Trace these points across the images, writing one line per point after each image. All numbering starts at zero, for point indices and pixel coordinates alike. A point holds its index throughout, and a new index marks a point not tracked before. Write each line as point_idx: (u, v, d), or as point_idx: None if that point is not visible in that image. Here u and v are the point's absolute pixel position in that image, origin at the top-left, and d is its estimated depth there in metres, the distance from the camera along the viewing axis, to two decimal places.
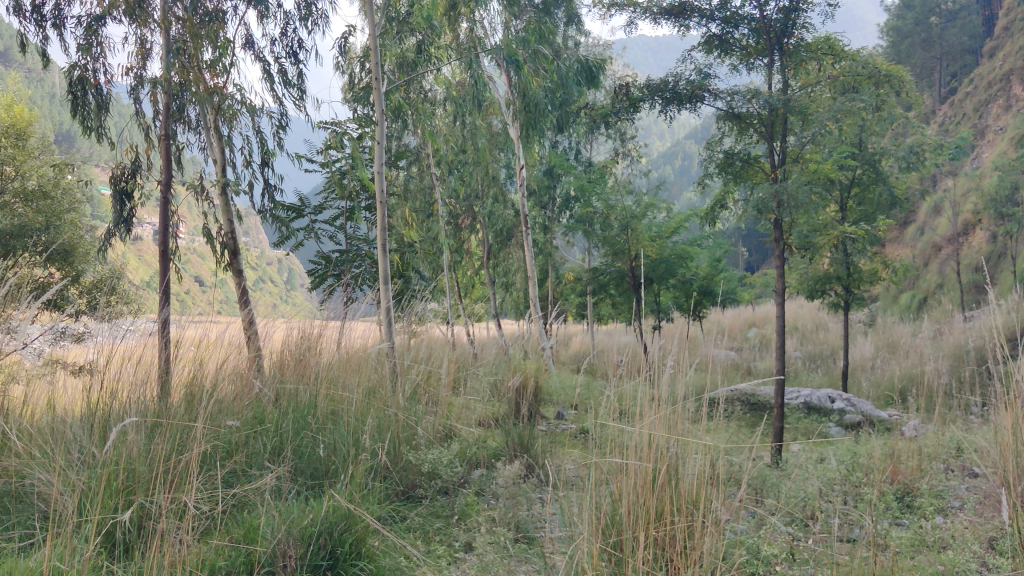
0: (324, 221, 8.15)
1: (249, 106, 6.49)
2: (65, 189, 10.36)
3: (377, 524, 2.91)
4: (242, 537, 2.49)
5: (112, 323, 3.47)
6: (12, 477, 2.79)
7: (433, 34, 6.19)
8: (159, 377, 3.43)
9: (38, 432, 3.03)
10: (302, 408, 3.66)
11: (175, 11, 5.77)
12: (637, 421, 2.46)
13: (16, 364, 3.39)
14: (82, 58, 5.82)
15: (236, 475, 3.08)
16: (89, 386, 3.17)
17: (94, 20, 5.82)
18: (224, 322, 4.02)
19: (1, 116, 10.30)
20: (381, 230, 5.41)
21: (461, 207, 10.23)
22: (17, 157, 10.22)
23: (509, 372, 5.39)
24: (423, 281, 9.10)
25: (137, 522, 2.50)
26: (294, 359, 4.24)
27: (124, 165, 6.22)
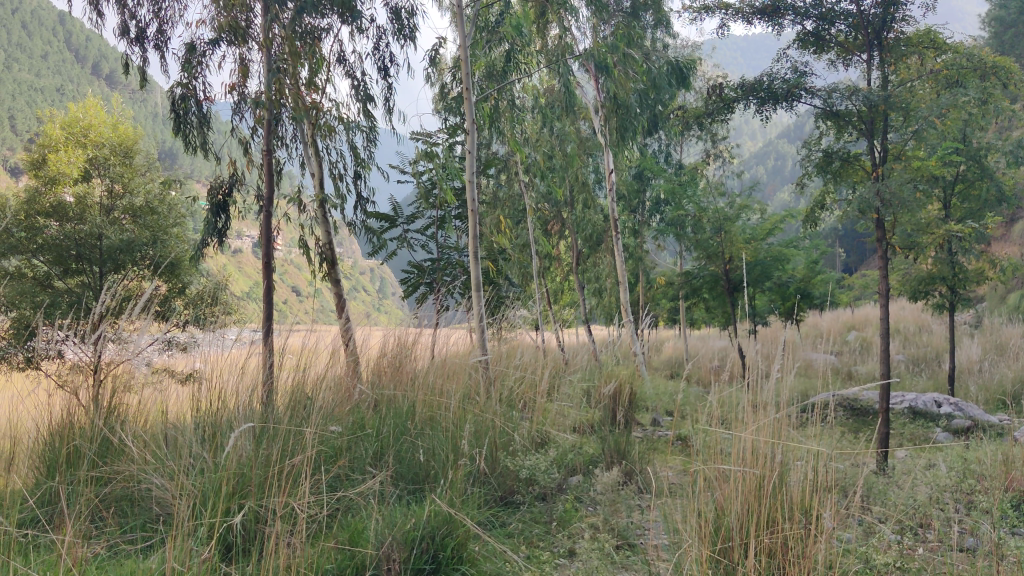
0: (416, 230, 8.26)
1: (343, 120, 6.65)
2: (171, 205, 10.62)
3: (478, 530, 2.93)
4: (348, 541, 2.54)
5: (216, 333, 3.60)
6: (130, 482, 2.91)
7: (522, 42, 6.22)
8: (263, 384, 3.55)
9: (152, 437, 3.17)
10: (401, 415, 3.72)
11: (275, 31, 5.97)
12: (740, 427, 2.42)
13: (127, 374, 3.54)
14: (185, 79, 6.06)
15: (339, 480, 3.15)
16: (198, 393, 3.30)
17: (197, 40, 6.06)
18: (321, 330, 4.12)
19: (107, 136, 10.67)
20: (474, 238, 5.47)
21: (551, 214, 10.25)
22: (125, 174, 10.51)
23: (603, 377, 5.37)
24: (514, 288, 9.13)
25: (249, 526, 2.58)
26: (390, 365, 4.31)
27: (224, 179, 6.45)
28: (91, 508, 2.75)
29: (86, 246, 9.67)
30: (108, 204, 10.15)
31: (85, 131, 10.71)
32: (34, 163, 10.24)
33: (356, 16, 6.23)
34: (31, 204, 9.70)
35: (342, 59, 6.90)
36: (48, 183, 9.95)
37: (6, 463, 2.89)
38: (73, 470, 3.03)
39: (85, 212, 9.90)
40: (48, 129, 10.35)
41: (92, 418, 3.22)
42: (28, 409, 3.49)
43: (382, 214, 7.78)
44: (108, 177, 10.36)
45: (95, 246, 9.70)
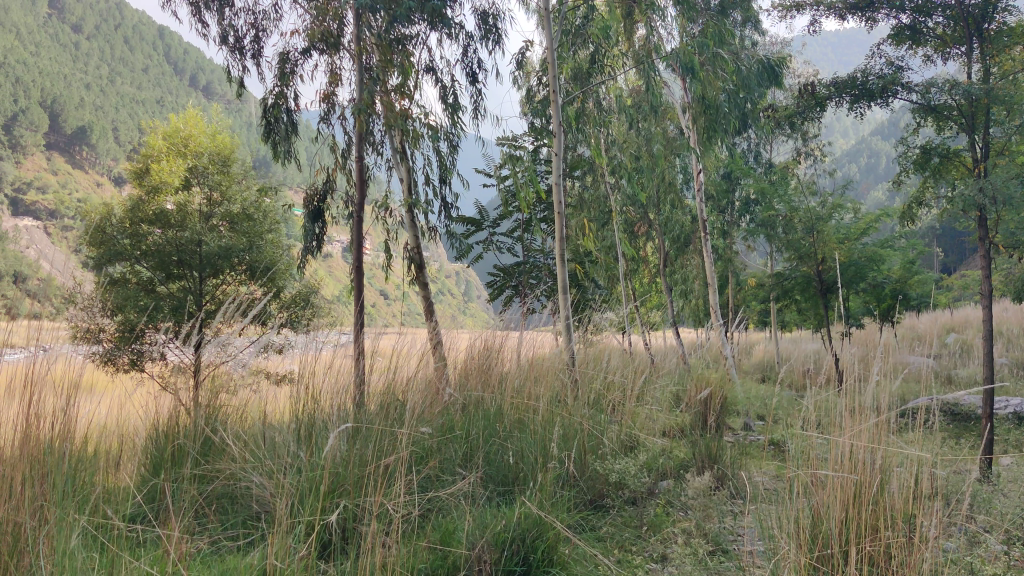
0: (502, 233, 8.30)
1: (431, 125, 6.74)
2: (266, 211, 10.85)
3: (568, 532, 2.93)
4: (440, 541, 2.57)
5: (310, 335, 3.69)
6: (229, 480, 3.01)
7: (609, 43, 6.18)
8: (355, 386, 3.62)
9: (251, 437, 3.27)
10: (490, 416, 3.75)
11: (366, 39, 6.12)
12: (836, 432, 2.37)
13: (224, 376, 3.66)
14: (279, 88, 6.26)
15: (430, 481, 3.18)
16: (294, 394, 3.39)
17: (289, 50, 6.24)
18: (409, 333, 4.19)
19: (205, 146, 10.98)
20: (560, 241, 5.48)
21: (638, 215, 10.19)
22: (222, 183, 10.77)
23: (692, 381, 5.30)
24: (602, 290, 9.10)
25: (344, 525, 2.64)
26: (478, 368, 4.35)
27: (317, 187, 6.63)
28: (193, 504, 2.85)
29: (186, 251, 9.91)
30: (207, 211, 10.41)
31: (185, 142, 11.17)
32: (138, 172, 10.64)
33: (445, 23, 6.32)
34: (136, 213, 10.02)
35: (431, 65, 7.00)
36: (151, 192, 10.28)
37: (115, 460, 3.01)
38: (178, 467, 3.14)
39: (185, 220, 10.17)
40: (150, 140, 10.78)
41: (194, 417, 3.33)
42: (135, 410, 3.62)
43: (467, 218, 7.86)
44: (207, 185, 10.60)
45: (195, 252, 9.95)
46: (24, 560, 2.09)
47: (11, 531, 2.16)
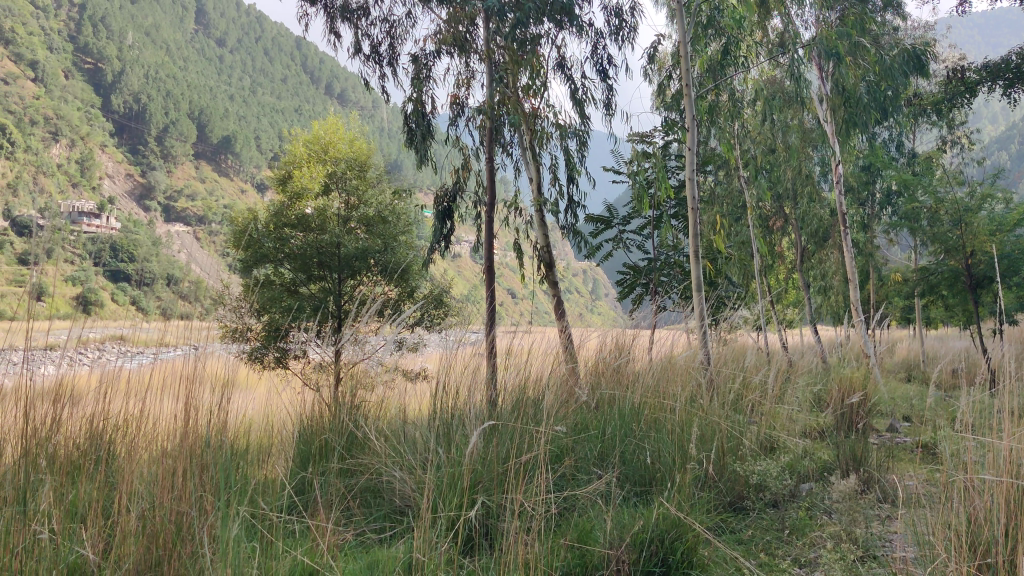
0: (632, 231, 8.23)
1: (560, 124, 6.78)
2: (401, 213, 10.91)
3: (707, 535, 2.88)
4: (578, 541, 2.59)
5: (446, 334, 3.77)
6: (371, 474, 3.10)
7: (743, 34, 6.05)
8: (492, 384, 3.67)
9: (392, 434, 3.36)
10: (625, 416, 3.74)
11: (497, 40, 6.32)
12: (998, 433, 2.26)
13: (364, 374, 3.79)
14: (415, 94, 6.50)
15: (566, 480, 3.20)
16: (434, 390, 3.47)
17: (425, 55, 6.47)
18: (539, 333, 4.22)
19: (345, 151, 11.03)
20: (695, 236, 5.39)
21: (773, 209, 9.94)
22: (360, 187, 10.82)
23: (834, 382, 5.13)
24: (736, 286, 8.91)
25: (483, 522, 2.69)
26: (610, 367, 4.34)
27: (447, 188, 6.85)
28: (338, 497, 2.95)
29: (326, 253, 10.13)
30: (345, 214, 10.53)
31: (327, 148, 11.15)
32: (282, 179, 10.98)
33: (575, 21, 6.35)
34: (279, 218, 10.39)
35: (560, 63, 7.04)
36: (294, 198, 10.64)
37: (266, 453, 3.14)
38: (324, 462, 3.26)
39: (325, 223, 10.40)
40: (292, 147, 11.11)
41: (338, 413, 3.45)
42: (281, 406, 3.76)
43: (596, 216, 7.85)
44: (345, 190, 10.76)
45: (334, 253, 10.15)
46: (187, 548, 2.18)
47: (174, 521, 2.25)
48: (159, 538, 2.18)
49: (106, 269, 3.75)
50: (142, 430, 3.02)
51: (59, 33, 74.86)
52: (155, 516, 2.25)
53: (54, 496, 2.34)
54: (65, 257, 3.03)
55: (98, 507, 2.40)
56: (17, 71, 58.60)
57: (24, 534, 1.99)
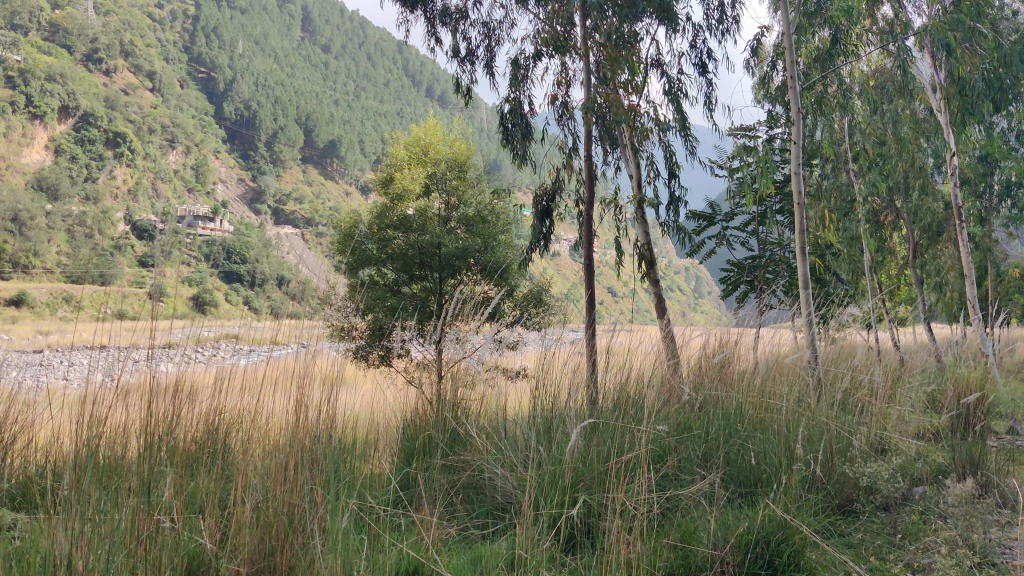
0: (736, 228, 8.09)
1: (660, 120, 6.74)
2: (501, 213, 10.89)
3: (815, 538, 2.82)
4: (681, 540, 2.57)
5: (547, 333, 3.79)
6: (473, 471, 3.14)
7: (850, 24, 5.89)
8: (592, 382, 3.68)
9: (494, 431, 3.40)
10: (729, 415, 3.69)
11: (594, 37, 6.36)
12: None
13: (466, 372, 3.84)
14: (512, 94, 6.66)
15: (669, 480, 3.17)
16: (535, 387, 3.50)
17: (522, 56, 6.56)
18: (641, 331, 4.20)
19: (444, 152, 11.00)
20: (802, 232, 5.26)
21: (883, 203, 9.62)
22: (460, 187, 10.81)
23: (950, 382, 4.93)
24: (844, 283, 8.65)
25: (585, 519, 2.70)
26: (714, 366, 4.30)
27: (547, 186, 7.02)
28: (442, 492, 3.00)
29: (427, 254, 10.28)
30: (445, 214, 10.65)
31: (427, 150, 11.23)
32: (384, 182, 11.12)
33: (673, 16, 6.31)
34: (381, 220, 10.56)
35: (659, 59, 7.00)
36: (396, 200, 10.77)
37: (372, 448, 3.21)
38: (428, 458, 3.31)
39: (426, 224, 10.53)
40: (393, 151, 11.11)
41: (441, 410, 3.51)
42: (386, 403, 3.85)
43: (698, 212, 7.76)
44: (445, 191, 10.82)
45: (435, 253, 10.29)
46: (299, 539, 2.26)
47: (286, 512, 2.34)
48: (272, 529, 2.27)
49: (221, 271, 3.91)
50: (256, 425, 3.13)
51: (175, 45, 78.18)
52: (268, 508, 2.34)
53: (175, 484, 2.44)
54: (184, 258, 3.20)
55: (216, 497, 2.49)
56: (137, 82, 61.50)
57: (149, 520, 2.10)
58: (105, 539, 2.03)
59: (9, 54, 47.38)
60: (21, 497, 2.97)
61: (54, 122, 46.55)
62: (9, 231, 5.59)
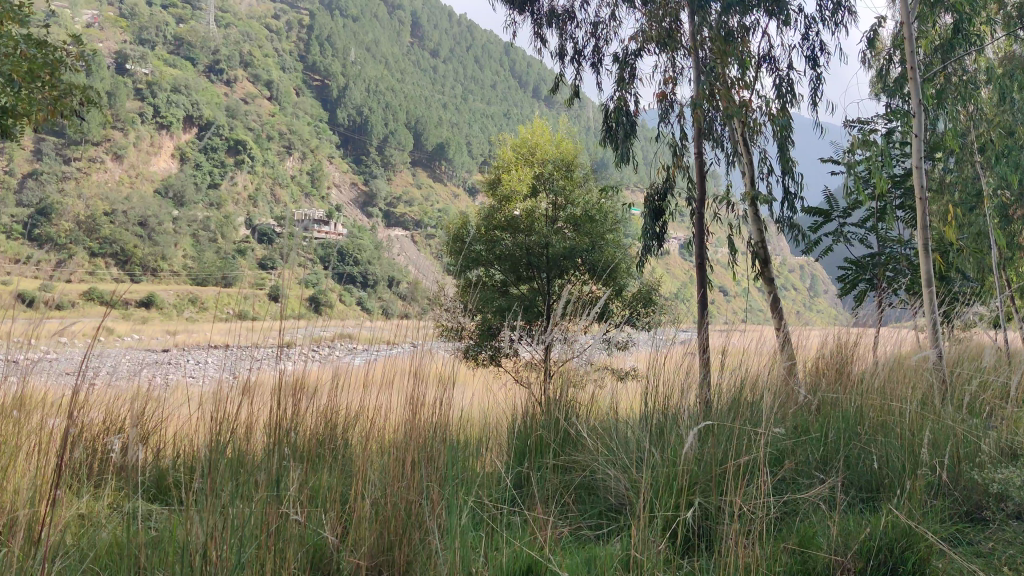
0: (853, 224, 7.84)
1: (771, 116, 6.61)
2: (609, 212, 10.58)
3: (942, 546, 2.72)
4: (799, 545, 2.53)
5: (658, 333, 3.77)
6: (585, 471, 3.15)
7: (973, 8, 5.64)
8: (705, 383, 3.64)
9: (606, 432, 3.40)
10: (849, 418, 3.59)
11: (702, 33, 6.29)
12: None
13: (577, 372, 3.85)
14: (618, 93, 6.67)
15: (786, 483, 3.11)
16: (647, 389, 3.48)
17: (629, 54, 6.55)
18: (753, 332, 4.14)
19: (551, 152, 10.98)
20: (924, 226, 5.07)
21: (1014, 197, 9.14)
22: (567, 186, 10.75)
23: None
24: (971, 282, 8.27)
25: (700, 522, 2.68)
26: (831, 367, 4.20)
27: (657, 184, 7.12)
28: (555, 492, 3.03)
29: (535, 254, 10.28)
30: (552, 215, 10.63)
31: (533, 150, 11.19)
32: (492, 183, 11.22)
33: (784, 9, 6.18)
34: (489, 221, 10.63)
35: (770, 53, 6.87)
36: (503, 201, 10.77)
37: (485, 447, 3.25)
38: (540, 458, 3.33)
39: (533, 224, 10.52)
40: (500, 152, 11.16)
41: (552, 410, 3.52)
42: (497, 404, 3.88)
43: (813, 209, 7.56)
44: (552, 191, 10.77)
45: (542, 253, 10.24)
46: (417, 534, 2.31)
47: (404, 507, 2.40)
48: (391, 524, 2.33)
49: (338, 274, 4.05)
50: (373, 423, 3.20)
51: (290, 55, 80.86)
52: (387, 503, 2.40)
53: (299, 480, 2.53)
54: (304, 259, 3.33)
55: (337, 492, 2.57)
56: (255, 92, 63.84)
57: (276, 513, 2.18)
58: (237, 531, 2.12)
59: (138, 69, 49.94)
60: (157, 490, 3.13)
61: (180, 132, 48.81)
62: (141, 238, 5.89)
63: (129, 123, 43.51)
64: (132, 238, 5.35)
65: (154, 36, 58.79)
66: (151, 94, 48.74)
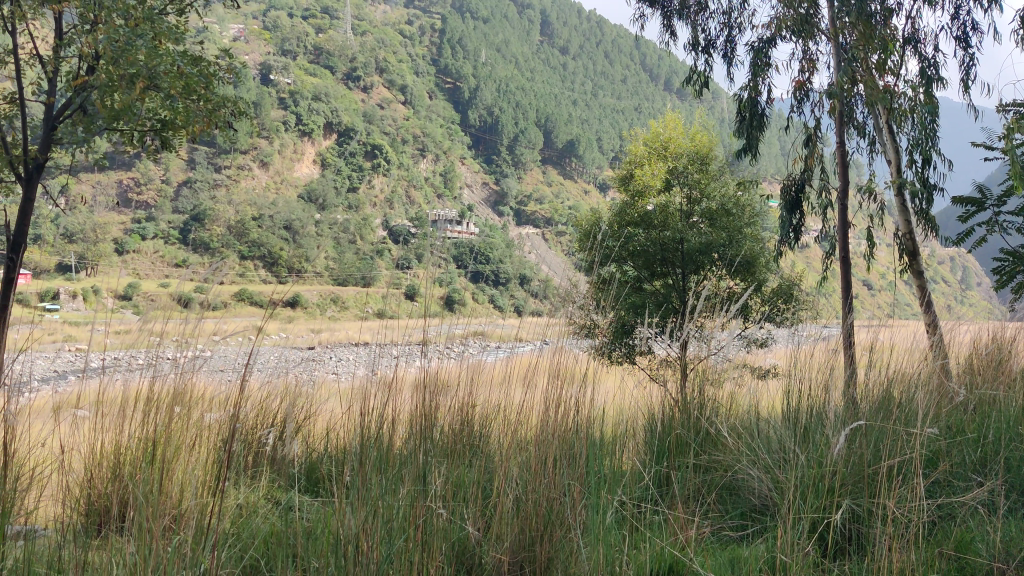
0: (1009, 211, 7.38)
1: (917, 101, 6.32)
2: (747, 205, 10.34)
3: None
4: (955, 550, 2.44)
5: (799, 328, 3.67)
6: (725, 470, 3.10)
7: None
8: (849, 381, 3.51)
9: (747, 431, 3.33)
10: (1009, 418, 3.39)
11: (842, 18, 6.10)
12: None
13: (715, 369, 3.78)
14: (752, 83, 6.53)
15: (940, 485, 2.98)
16: (790, 387, 3.39)
17: (764, 41, 6.41)
18: (902, 329, 3.96)
19: (685, 147, 10.73)
20: None
21: None
22: (702, 180, 10.55)
23: None
24: None
25: (848, 524, 2.61)
26: (988, 366, 3.97)
27: (794, 176, 6.92)
28: (695, 490, 2.99)
29: (669, 250, 10.01)
30: (687, 210, 10.44)
31: (667, 145, 11.02)
32: (624, 179, 11.09)
33: None
34: (622, 217, 10.46)
35: (914, 36, 6.57)
36: (636, 197, 10.65)
37: (624, 444, 3.22)
38: (679, 455, 3.29)
39: (667, 219, 10.29)
40: (633, 148, 11.04)
41: (691, 409, 3.46)
42: (635, 401, 3.85)
43: (964, 196, 7.17)
44: (686, 184, 10.59)
45: (678, 249, 10.00)
46: (559, 531, 2.32)
47: (546, 504, 2.41)
48: (532, 520, 2.35)
49: (473, 273, 4.13)
50: (511, 419, 3.23)
51: (422, 60, 82.58)
52: (529, 500, 2.42)
53: (443, 473, 2.58)
54: (441, 257, 3.41)
55: (481, 485, 2.60)
56: (390, 96, 65.64)
57: (423, 506, 2.23)
58: (386, 524, 2.19)
59: (281, 79, 52.03)
60: (309, 481, 3.26)
61: (321, 139, 50.67)
62: (286, 241, 6.12)
63: (274, 132, 45.42)
64: (278, 240, 5.58)
65: (296, 47, 61.33)
66: (293, 103, 50.75)
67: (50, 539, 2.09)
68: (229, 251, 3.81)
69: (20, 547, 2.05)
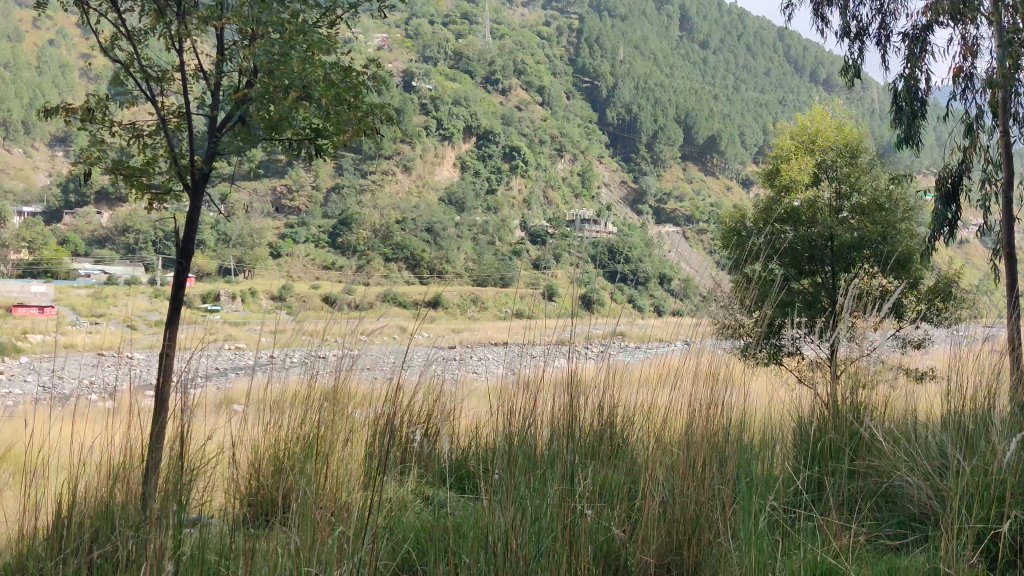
0: None
1: None
2: (900, 199, 9.87)
3: None
4: None
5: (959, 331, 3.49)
6: (882, 476, 2.97)
7: None
8: (1015, 387, 3.31)
9: (904, 436, 3.19)
10: None
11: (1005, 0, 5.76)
12: None
13: (868, 372, 3.64)
14: (908, 72, 6.24)
15: None
16: (951, 391, 3.22)
17: (920, 28, 6.12)
18: None
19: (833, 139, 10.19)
20: None
21: None
22: (852, 175, 10.06)
23: None
24: None
25: (1017, 537, 2.47)
26: None
27: (951, 167, 6.62)
28: (850, 496, 2.89)
29: (818, 247, 9.66)
30: (836, 205, 10.03)
31: (814, 138, 10.45)
32: (771, 175, 10.69)
33: None
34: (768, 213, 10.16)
35: None
36: (783, 192, 10.30)
37: (774, 448, 3.14)
38: (831, 459, 3.18)
39: (815, 215, 9.93)
40: (778, 142, 10.56)
41: (843, 414, 3.34)
42: (783, 405, 3.75)
43: None
44: (835, 178, 10.11)
45: (827, 246, 9.64)
46: (708, 535, 2.29)
47: (695, 509, 2.37)
48: (680, 524, 2.32)
49: (611, 272, 4.12)
50: (655, 420, 3.20)
51: (560, 61, 82.97)
52: (677, 503, 2.39)
53: (588, 473, 2.58)
54: (583, 261, 3.42)
55: (627, 487, 2.58)
56: (528, 99, 66.23)
57: (570, 507, 2.23)
58: (534, 523, 2.20)
59: (422, 87, 53.45)
60: (455, 477, 3.33)
61: (461, 143, 51.67)
62: (430, 244, 6.25)
63: (416, 137, 46.52)
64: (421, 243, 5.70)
65: (437, 55, 62.89)
66: (434, 108, 51.93)
67: (222, 529, 2.21)
68: (376, 254, 3.92)
69: (195, 535, 2.18)
